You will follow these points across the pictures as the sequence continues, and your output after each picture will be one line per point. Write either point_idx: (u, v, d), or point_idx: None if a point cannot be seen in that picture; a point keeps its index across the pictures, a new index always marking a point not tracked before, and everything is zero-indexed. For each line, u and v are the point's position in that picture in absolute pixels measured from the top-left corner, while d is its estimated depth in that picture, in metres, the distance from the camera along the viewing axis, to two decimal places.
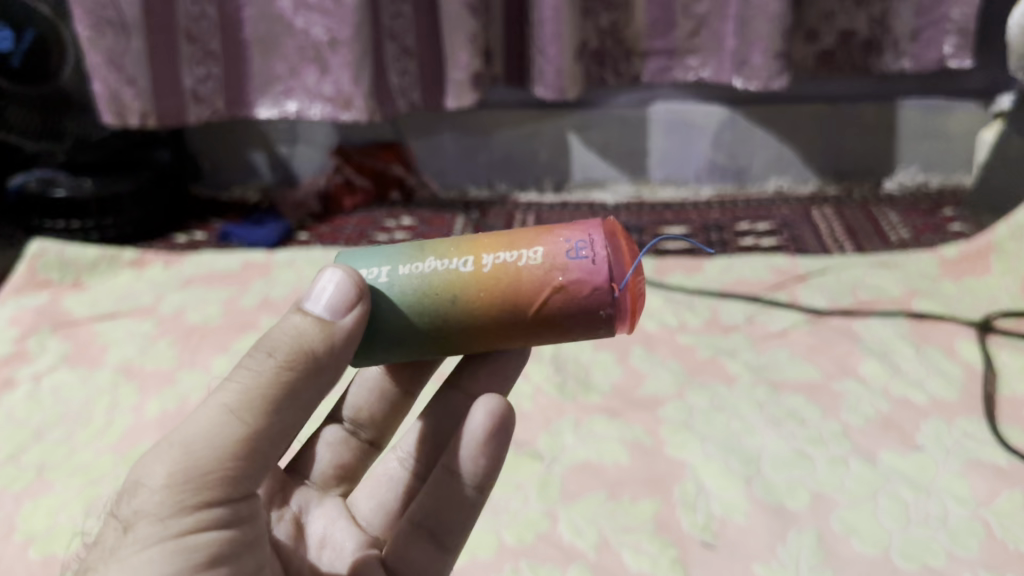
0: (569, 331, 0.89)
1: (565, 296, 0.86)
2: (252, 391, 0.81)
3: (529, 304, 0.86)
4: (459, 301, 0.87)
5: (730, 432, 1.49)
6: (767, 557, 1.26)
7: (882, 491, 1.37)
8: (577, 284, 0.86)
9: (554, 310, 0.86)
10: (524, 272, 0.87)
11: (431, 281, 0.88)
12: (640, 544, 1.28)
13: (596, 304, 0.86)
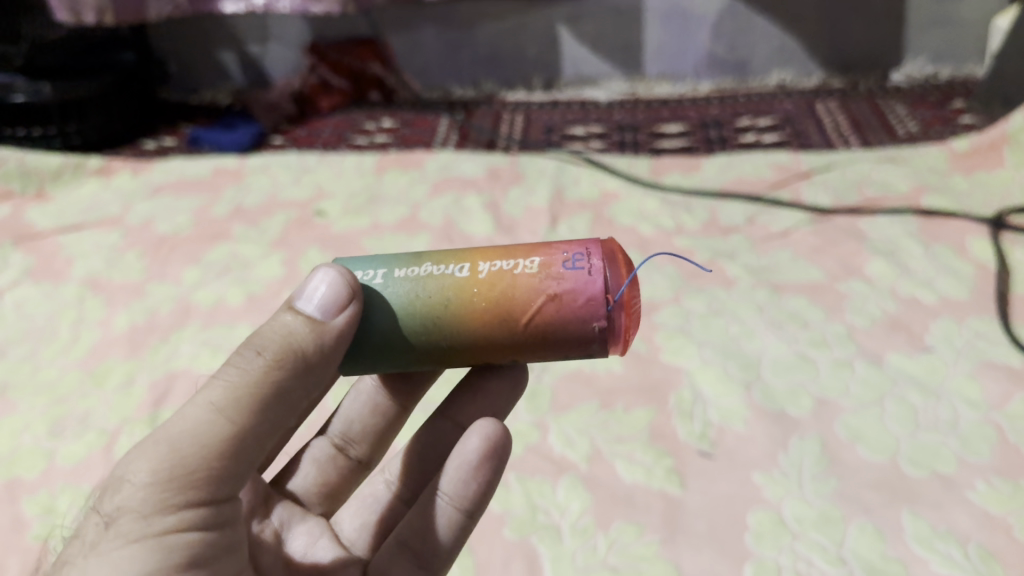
0: (558, 347, 0.81)
1: (558, 305, 0.79)
2: (236, 389, 0.75)
3: (520, 312, 0.79)
4: (447, 305, 0.80)
5: (729, 336, 1.41)
6: (768, 467, 1.19)
7: (890, 396, 1.30)
8: (572, 294, 0.79)
9: (546, 320, 0.79)
10: (518, 281, 0.80)
11: (424, 286, 0.82)
12: (634, 454, 1.21)
13: (589, 317, 0.79)
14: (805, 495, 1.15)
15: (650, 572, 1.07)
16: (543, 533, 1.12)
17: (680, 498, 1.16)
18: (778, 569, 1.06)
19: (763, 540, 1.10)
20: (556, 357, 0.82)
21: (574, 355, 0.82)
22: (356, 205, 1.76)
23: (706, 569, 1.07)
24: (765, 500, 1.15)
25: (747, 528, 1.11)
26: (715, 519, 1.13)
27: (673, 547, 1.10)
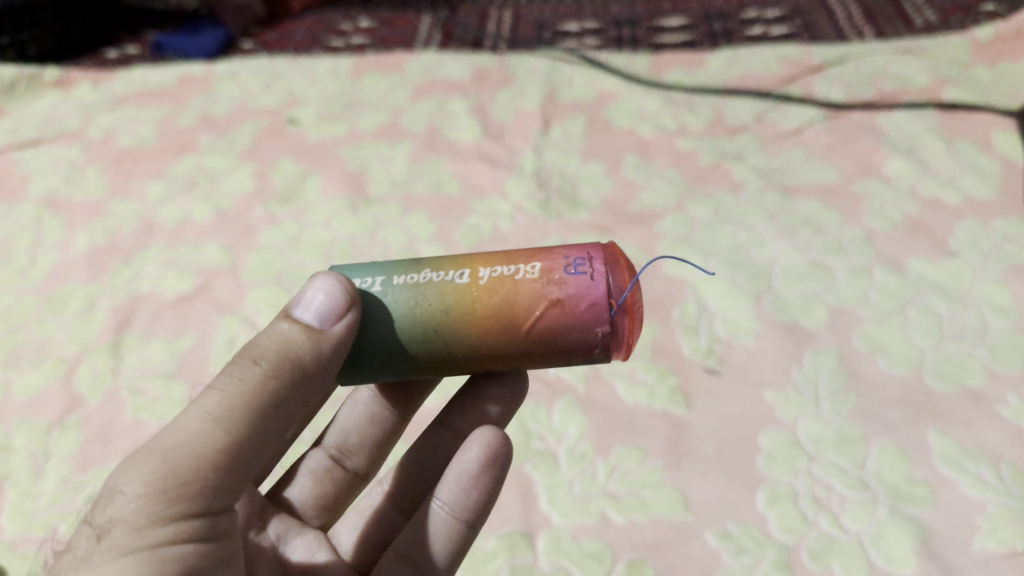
0: (560, 355, 0.72)
1: (561, 311, 0.70)
2: (230, 398, 0.67)
3: (519, 319, 0.70)
4: (442, 312, 0.71)
5: (737, 244, 1.30)
6: (781, 384, 1.09)
7: (912, 304, 1.19)
8: (575, 299, 0.70)
9: (548, 327, 0.70)
10: (519, 287, 0.71)
11: (419, 295, 0.72)
12: (635, 374, 1.12)
13: (591, 324, 0.70)
14: (822, 413, 1.06)
15: (654, 500, 0.98)
16: (538, 461, 1.03)
17: (686, 419, 1.06)
18: (794, 494, 0.97)
19: (776, 463, 1.01)
20: (558, 364, 0.73)
21: (577, 362, 0.73)
22: (331, 111, 1.63)
23: (715, 494, 0.99)
24: (778, 420, 1.05)
25: (759, 450, 1.02)
26: (725, 441, 1.04)
27: (679, 471, 1.01)
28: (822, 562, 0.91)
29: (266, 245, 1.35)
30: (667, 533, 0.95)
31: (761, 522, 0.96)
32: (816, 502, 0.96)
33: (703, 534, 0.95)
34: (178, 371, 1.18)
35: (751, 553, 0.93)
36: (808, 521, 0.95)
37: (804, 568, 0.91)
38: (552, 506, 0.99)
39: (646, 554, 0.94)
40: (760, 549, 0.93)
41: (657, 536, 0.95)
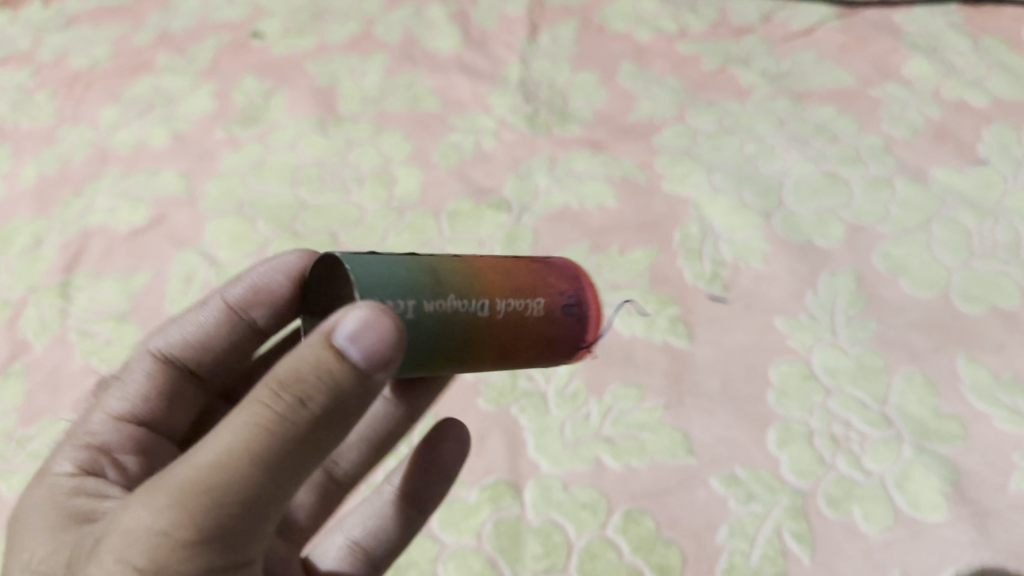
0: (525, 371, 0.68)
1: (548, 345, 0.65)
2: (259, 436, 0.50)
3: (514, 353, 0.64)
4: (457, 348, 0.60)
5: (743, 157, 1.17)
6: (794, 310, 0.98)
7: (937, 219, 1.07)
8: (565, 340, 0.66)
9: (529, 358, 0.66)
10: (526, 324, 0.63)
11: (442, 331, 0.58)
12: (632, 304, 1.01)
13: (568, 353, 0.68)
14: (840, 342, 0.95)
15: (654, 443, 0.89)
16: (525, 403, 0.93)
17: (688, 353, 0.96)
18: (809, 432, 0.88)
19: (789, 398, 0.91)
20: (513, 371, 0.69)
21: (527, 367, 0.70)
22: (299, 24, 1.49)
23: (722, 435, 0.89)
24: (791, 350, 0.95)
25: (770, 384, 0.92)
26: (732, 376, 0.94)
27: (682, 410, 0.91)
28: (841, 509, 0.82)
29: (228, 171, 1.23)
30: (669, 479, 0.86)
31: (772, 464, 0.86)
32: (834, 441, 0.87)
33: (709, 479, 0.86)
34: (131, 312, 1.07)
35: (761, 499, 0.83)
36: (825, 463, 0.85)
37: (820, 515, 0.82)
38: (540, 452, 0.90)
39: (645, 504, 0.85)
40: (772, 495, 0.84)
41: (657, 482, 0.86)
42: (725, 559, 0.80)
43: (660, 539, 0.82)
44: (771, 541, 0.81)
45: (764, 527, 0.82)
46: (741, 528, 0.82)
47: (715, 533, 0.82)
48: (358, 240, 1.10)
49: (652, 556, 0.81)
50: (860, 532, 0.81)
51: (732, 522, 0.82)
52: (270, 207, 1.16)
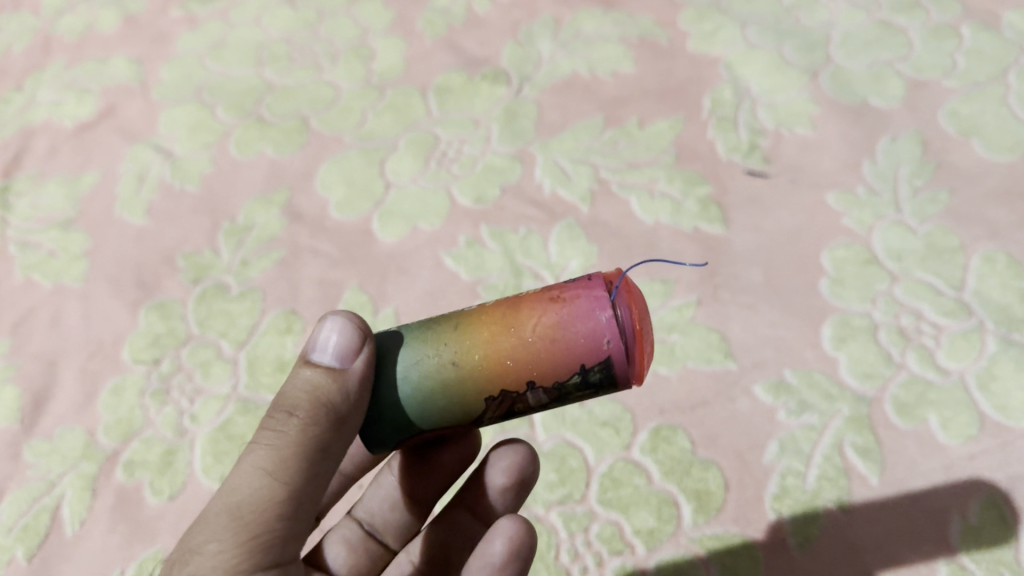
0: (574, 359, 0.48)
1: (565, 307, 0.49)
2: (268, 453, 0.49)
3: (517, 325, 0.49)
4: (438, 338, 0.50)
5: (781, 7, 0.99)
6: (849, 185, 0.83)
7: (1015, 69, 0.89)
8: (575, 293, 0.49)
9: (547, 328, 0.48)
10: (518, 300, 0.50)
11: (418, 329, 0.51)
12: (655, 186, 0.85)
13: (593, 308, 0.48)
14: (905, 220, 0.80)
15: (685, 347, 0.75)
16: None
17: (724, 240, 0.81)
18: (872, 327, 0.73)
19: (846, 288, 0.76)
20: (573, 377, 0.48)
21: (594, 370, 0.48)
22: None
23: (767, 335, 0.74)
24: (846, 231, 0.80)
25: (823, 272, 0.77)
26: (776, 265, 0.79)
27: (718, 308, 0.77)
28: (913, 416, 0.68)
29: (187, 54, 1.07)
30: (704, 390, 0.72)
31: (828, 367, 0.72)
32: (902, 337, 0.72)
33: (752, 387, 0.72)
34: (78, 219, 0.93)
35: (817, 409, 0.70)
36: (892, 363, 0.71)
37: (888, 425, 0.68)
38: None
39: (677, 419, 0.71)
40: (829, 404, 0.70)
41: (691, 394, 0.72)
42: (775, 481, 0.67)
43: (696, 460, 0.69)
44: (829, 459, 0.67)
45: (821, 441, 0.68)
46: (792, 444, 0.68)
47: (762, 451, 0.68)
48: (332, 125, 0.94)
49: (687, 480, 0.68)
50: (937, 444, 0.67)
51: (782, 438, 0.69)
52: (232, 94, 1.01)
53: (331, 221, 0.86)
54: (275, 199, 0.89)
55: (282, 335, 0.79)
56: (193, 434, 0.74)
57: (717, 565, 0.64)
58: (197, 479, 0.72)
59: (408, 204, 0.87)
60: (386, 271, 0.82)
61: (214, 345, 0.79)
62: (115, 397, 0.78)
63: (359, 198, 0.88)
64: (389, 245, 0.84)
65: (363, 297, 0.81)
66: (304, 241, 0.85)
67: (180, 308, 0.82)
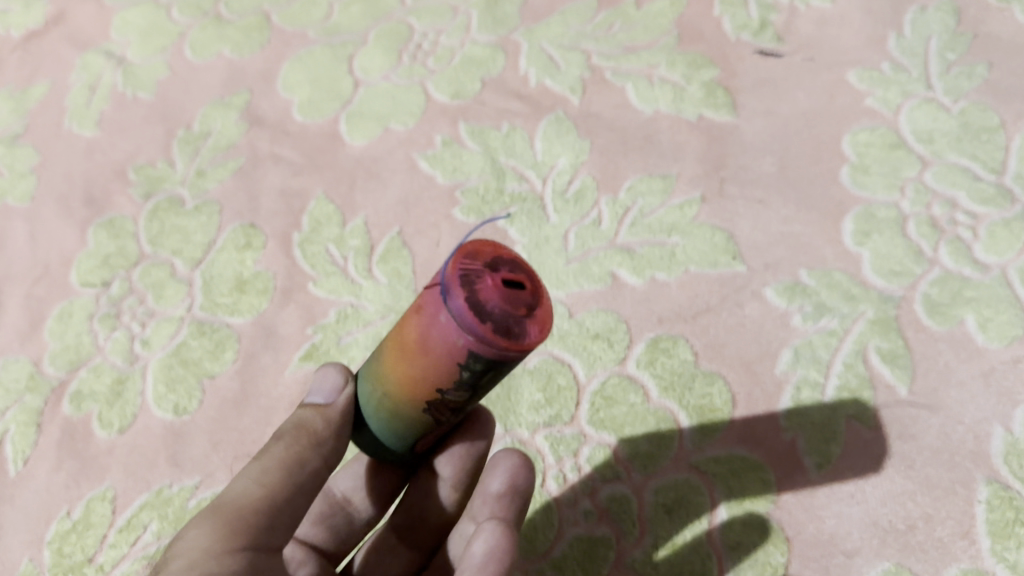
0: (446, 364, 0.40)
1: (423, 318, 0.40)
2: (255, 464, 0.46)
3: (401, 345, 0.42)
4: (368, 372, 0.45)
5: None
6: (872, 61, 0.73)
7: None
8: (429, 296, 0.40)
9: (415, 345, 0.41)
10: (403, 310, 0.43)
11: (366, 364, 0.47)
12: (654, 73, 0.76)
13: (435, 309, 0.39)
14: (937, 98, 0.70)
15: (688, 249, 0.66)
16: (515, 211, 0.70)
17: (731, 129, 0.72)
18: (900, 219, 0.64)
19: (870, 175, 0.67)
20: (462, 376, 0.40)
21: (472, 365, 0.39)
22: None
23: (780, 232, 0.66)
24: (870, 114, 0.70)
25: (844, 160, 0.68)
26: (791, 155, 0.70)
27: (724, 204, 0.68)
28: (947, 317, 0.60)
29: None
30: (708, 296, 0.64)
31: (850, 266, 0.63)
32: (935, 229, 0.63)
33: (763, 290, 0.63)
34: (24, 133, 0.85)
35: (837, 313, 0.61)
36: (922, 258, 0.62)
37: (918, 328, 0.60)
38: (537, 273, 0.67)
39: (678, 329, 0.63)
40: (851, 306, 0.61)
41: (693, 301, 0.64)
42: (789, 394, 0.59)
43: (699, 373, 0.61)
44: (852, 368, 0.59)
45: (842, 348, 0.60)
46: (809, 352, 0.60)
47: (774, 360, 0.60)
48: (295, 21, 0.85)
49: (688, 397, 0.60)
50: (974, 347, 0.58)
51: (797, 346, 0.61)
52: None
53: (294, 125, 0.78)
54: (234, 103, 0.81)
55: (241, 251, 0.71)
56: (144, 360, 0.67)
57: (724, 489, 0.57)
58: (149, 409, 0.65)
59: (379, 103, 0.78)
60: (354, 177, 0.74)
61: (167, 264, 0.72)
62: (61, 322, 0.71)
63: (325, 98, 0.79)
64: (357, 149, 0.76)
65: (330, 208, 0.73)
66: (265, 148, 0.77)
67: (132, 226, 0.75)
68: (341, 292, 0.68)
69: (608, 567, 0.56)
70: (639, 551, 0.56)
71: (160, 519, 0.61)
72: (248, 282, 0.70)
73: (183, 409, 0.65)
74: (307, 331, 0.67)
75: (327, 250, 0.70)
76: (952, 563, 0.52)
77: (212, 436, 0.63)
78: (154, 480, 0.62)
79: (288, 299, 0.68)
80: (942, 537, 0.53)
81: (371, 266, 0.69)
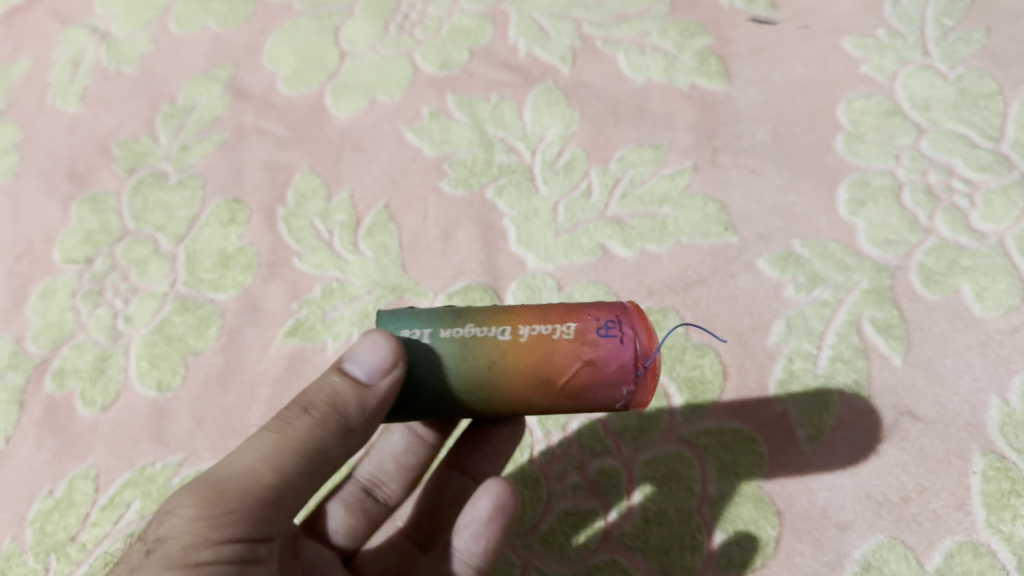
0: (606, 400, 0.42)
1: (585, 376, 0.42)
2: (270, 438, 0.41)
3: (542, 380, 0.42)
4: (462, 374, 0.42)
5: None
6: (868, 27, 0.71)
7: None
8: (607, 360, 0.41)
9: (576, 391, 0.42)
10: (541, 346, 0.42)
11: (440, 353, 0.42)
12: (645, 42, 0.74)
13: (626, 371, 0.42)
14: (934, 64, 0.68)
15: (679, 220, 0.65)
16: (503, 182, 0.69)
17: (724, 98, 0.70)
18: (895, 187, 0.63)
19: (864, 143, 0.66)
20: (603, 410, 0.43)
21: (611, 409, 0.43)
22: None
23: (773, 202, 0.64)
24: (865, 81, 0.69)
25: (838, 128, 0.67)
26: (784, 124, 0.68)
27: (716, 173, 0.67)
28: (943, 286, 0.58)
29: None
30: (700, 268, 0.63)
31: (844, 235, 0.62)
32: (930, 197, 0.62)
33: (755, 261, 0.62)
34: (7, 110, 0.84)
35: (831, 283, 0.60)
36: (918, 227, 0.61)
37: (913, 298, 0.58)
38: (526, 245, 0.66)
39: (668, 300, 0.62)
40: (845, 276, 0.60)
41: (685, 273, 0.63)
42: (781, 366, 0.58)
43: (690, 345, 0.60)
44: (845, 339, 0.58)
45: (835, 319, 0.59)
46: (802, 323, 0.59)
47: (766, 332, 0.59)
48: None
49: (679, 368, 0.59)
50: (970, 316, 0.57)
51: (790, 316, 0.59)
52: None
53: (279, 98, 0.77)
54: (218, 77, 0.79)
55: (225, 226, 0.70)
56: (128, 337, 0.66)
57: (713, 461, 0.56)
58: (132, 386, 0.64)
59: (365, 75, 0.76)
60: (340, 150, 0.73)
61: (151, 240, 0.71)
62: (44, 300, 0.70)
63: (310, 71, 0.78)
64: (343, 122, 0.74)
65: (315, 181, 0.71)
66: (250, 122, 0.76)
67: (115, 202, 0.74)
68: (327, 266, 0.67)
69: (596, 541, 0.55)
70: (628, 525, 0.55)
71: (143, 496, 0.60)
72: (232, 257, 0.68)
73: (167, 386, 0.64)
74: (292, 307, 0.65)
75: (312, 224, 0.69)
76: (946, 535, 0.51)
77: (195, 412, 0.62)
78: (137, 457, 0.61)
79: (273, 274, 0.67)
80: (937, 509, 0.52)
81: (357, 240, 0.68)
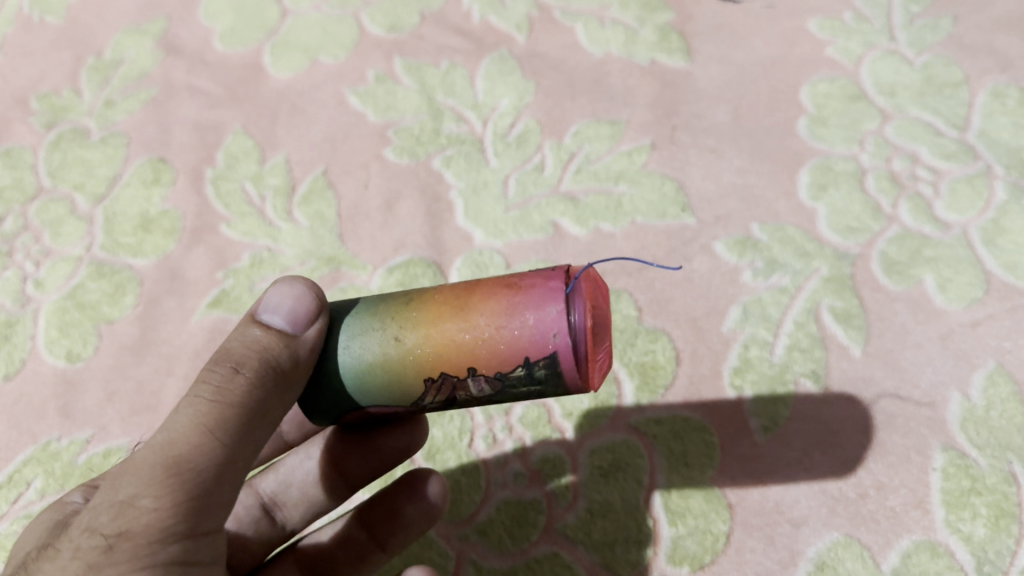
0: (523, 333, 0.35)
1: (500, 306, 0.36)
2: (188, 397, 0.36)
3: (453, 312, 0.37)
4: (382, 308, 0.38)
5: None
6: (834, 9, 0.69)
7: None
8: (539, 277, 0.37)
9: (489, 323, 0.36)
10: (470, 286, 0.38)
11: (373, 301, 0.39)
12: (606, 14, 0.71)
13: (549, 285, 0.36)
14: (900, 50, 0.66)
15: (635, 199, 0.62)
16: (451, 153, 0.65)
17: (685, 75, 0.67)
18: (858, 173, 0.61)
19: (828, 127, 0.63)
20: (516, 371, 0.36)
21: (540, 366, 0.36)
22: None
23: (732, 184, 0.62)
24: (829, 63, 0.66)
25: (801, 111, 0.64)
26: (746, 104, 0.65)
27: (675, 152, 0.64)
28: (905, 276, 0.56)
29: None
30: (654, 249, 0.60)
31: (804, 221, 0.59)
32: (894, 184, 0.60)
33: (711, 244, 0.59)
34: None
35: (789, 269, 0.57)
36: (881, 215, 0.59)
37: (874, 287, 0.56)
38: (473, 220, 0.62)
39: (620, 283, 0.59)
40: (804, 263, 0.57)
41: (639, 254, 0.60)
42: (735, 353, 0.55)
43: (642, 329, 0.57)
44: (803, 327, 0.55)
45: (792, 306, 0.56)
46: (758, 310, 0.56)
47: (721, 317, 0.56)
48: None
49: (630, 354, 0.56)
50: (933, 309, 0.55)
51: (746, 302, 0.57)
52: None
53: (214, 55, 0.72)
54: (150, 30, 0.74)
55: (148, 188, 0.65)
56: (37, 303, 0.61)
57: (663, 451, 0.53)
58: (40, 355, 0.59)
59: (308, 35, 0.72)
60: (277, 112, 0.68)
61: (67, 199, 0.65)
62: None
63: (249, 28, 0.73)
64: (283, 84, 0.70)
65: (248, 144, 0.67)
66: (180, 79, 0.71)
67: (30, 157, 0.68)
68: (257, 235, 0.62)
69: (537, 533, 0.51)
70: (572, 516, 0.51)
71: (46, 475, 0.55)
72: (154, 221, 0.64)
73: (77, 356, 0.59)
74: (217, 276, 0.61)
75: (243, 188, 0.65)
76: (904, 534, 0.48)
77: (106, 385, 0.58)
78: (40, 432, 0.57)
79: (197, 240, 0.62)
80: (895, 506, 0.49)
81: (292, 207, 0.63)
